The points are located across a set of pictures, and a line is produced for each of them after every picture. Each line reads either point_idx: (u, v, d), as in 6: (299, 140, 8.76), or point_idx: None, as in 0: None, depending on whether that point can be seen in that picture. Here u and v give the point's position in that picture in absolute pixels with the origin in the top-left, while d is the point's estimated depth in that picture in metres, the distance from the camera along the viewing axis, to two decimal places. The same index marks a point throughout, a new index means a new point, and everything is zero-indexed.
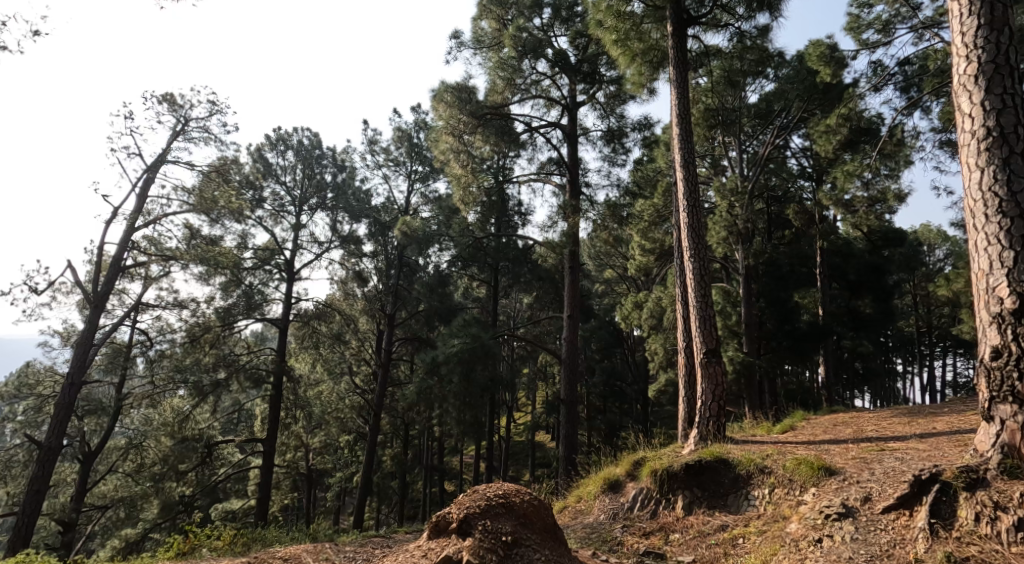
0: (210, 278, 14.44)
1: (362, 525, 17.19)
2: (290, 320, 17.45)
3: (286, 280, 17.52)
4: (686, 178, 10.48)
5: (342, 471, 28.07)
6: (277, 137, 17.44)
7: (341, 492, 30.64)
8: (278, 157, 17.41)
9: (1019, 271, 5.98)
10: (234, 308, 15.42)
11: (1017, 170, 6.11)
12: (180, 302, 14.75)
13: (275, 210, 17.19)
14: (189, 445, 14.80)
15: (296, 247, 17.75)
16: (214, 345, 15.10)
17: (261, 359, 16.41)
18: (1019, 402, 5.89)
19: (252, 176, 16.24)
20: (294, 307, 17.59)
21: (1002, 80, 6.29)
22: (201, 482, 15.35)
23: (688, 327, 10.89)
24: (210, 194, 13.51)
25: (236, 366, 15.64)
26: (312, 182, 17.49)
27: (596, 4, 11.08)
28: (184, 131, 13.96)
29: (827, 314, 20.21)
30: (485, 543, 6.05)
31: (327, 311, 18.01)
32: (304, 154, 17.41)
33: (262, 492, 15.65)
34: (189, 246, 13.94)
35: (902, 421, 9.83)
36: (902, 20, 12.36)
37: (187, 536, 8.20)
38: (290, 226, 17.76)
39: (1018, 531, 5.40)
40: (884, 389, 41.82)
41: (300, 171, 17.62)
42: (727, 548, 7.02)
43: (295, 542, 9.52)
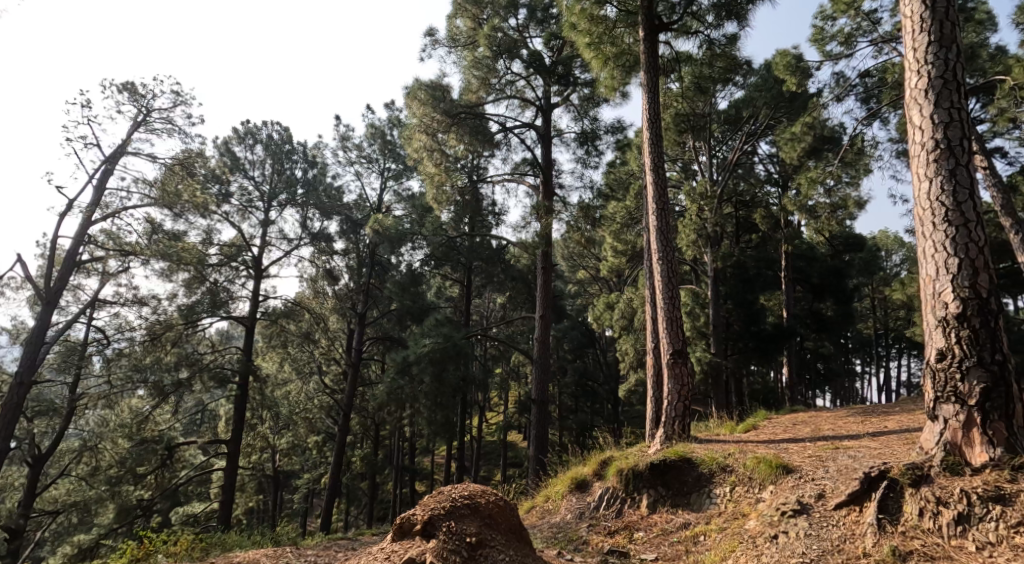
0: (173, 274, 14.21)
1: (329, 528, 16.98)
2: (258, 318, 17.21)
3: (253, 278, 17.30)
4: (655, 182, 10.70)
5: (309, 472, 27.78)
6: (245, 130, 17.22)
7: (309, 493, 30.30)
8: (246, 152, 17.19)
9: (963, 276, 6.27)
10: (198, 307, 15.21)
11: (962, 181, 6.42)
12: (140, 299, 14.49)
13: (242, 205, 16.98)
14: (148, 447, 14.71)
15: (264, 244, 17.52)
16: (175, 344, 14.83)
17: (226, 358, 16.14)
18: (961, 401, 6.16)
19: (219, 170, 16.03)
20: (262, 305, 17.37)
21: (950, 95, 6.59)
22: (161, 486, 14.99)
23: (656, 327, 11.08)
24: (173, 187, 13.33)
25: (199, 366, 15.40)
26: (281, 178, 17.34)
27: (570, 6, 11.17)
28: (147, 122, 13.71)
29: (791, 315, 20.73)
30: (449, 544, 6.11)
31: (296, 310, 17.70)
32: (273, 149, 17.23)
33: (226, 495, 15.42)
34: (150, 242, 13.72)
35: (857, 420, 10.13)
36: (863, 34, 12.77)
37: (142, 542, 8.03)
38: (258, 222, 17.52)
39: (958, 524, 5.69)
40: (844, 389, 43.11)
41: (269, 166, 17.44)
42: (689, 545, 7.24)
43: (255, 545, 9.47)
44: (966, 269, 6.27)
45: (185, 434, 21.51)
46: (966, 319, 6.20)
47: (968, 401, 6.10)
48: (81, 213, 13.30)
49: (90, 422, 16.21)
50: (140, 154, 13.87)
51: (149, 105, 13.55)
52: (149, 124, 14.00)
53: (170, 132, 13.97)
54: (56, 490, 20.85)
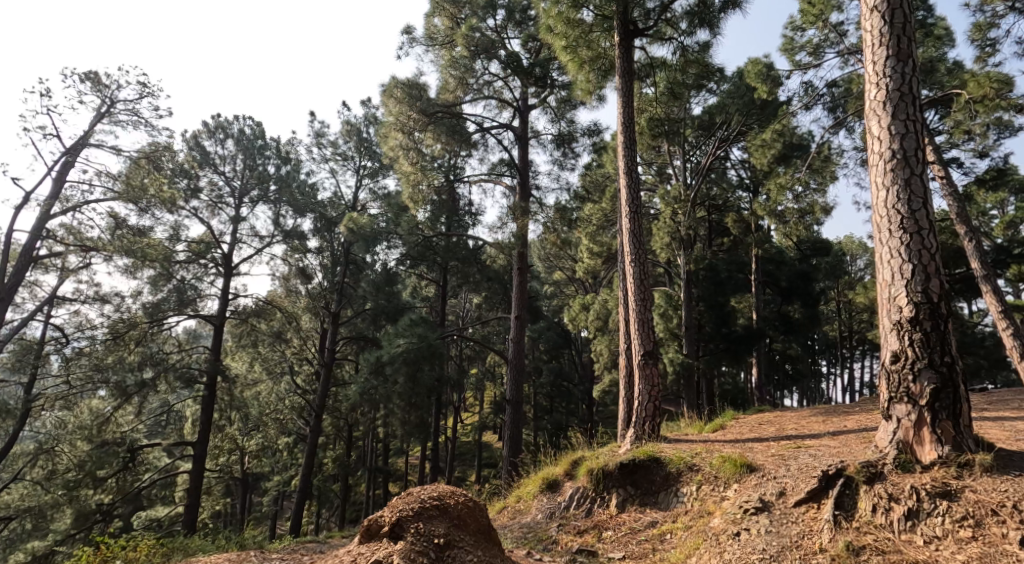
0: (137, 271, 14.00)
1: (299, 532, 16.83)
2: (227, 317, 17.05)
3: (223, 276, 17.11)
4: (628, 185, 10.90)
5: (280, 474, 27.39)
6: (216, 124, 17.04)
7: (278, 496, 30.01)
8: (217, 146, 17.02)
9: (916, 282, 6.53)
10: (163, 305, 15.10)
11: (916, 190, 6.69)
12: (103, 296, 14.28)
13: (212, 201, 16.79)
14: (110, 449, 14.06)
15: (235, 241, 17.32)
16: (139, 343, 14.74)
17: (193, 358, 15.91)
18: (912, 401, 6.41)
19: (188, 165, 15.84)
20: (231, 303, 17.20)
21: (906, 107, 6.85)
22: (123, 490, 14.78)
23: (628, 329, 11.26)
24: (138, 181, 13.14)
25: (165, 366, 15.04)
26: (254, 173, 17.20)
27: (547, 9, 11.27)
28: (110, 114, 13.51)
29: (760, 318, 21.17)
30: (416, 545, 6.19)
31: (267, 308, 17.49)
32: (245, 144, 17.08)
33: (191, 499, 15.21)
34: (113, 238, 13.48)
35: (820, 420, 10.41)
36: (830, 45, 13.13)
37: (98, 549, 7.91)
38: (228, 219, 17.34)
39: (908, 520, 5.93)
40: (809, 390, 44.15)
41: (241, 161, 17.28)
42: (655, 544, 7.42)
43: (218, 550, 9.44)
44: (919, 275, 6.53)
45: (147, 436, 21.11)
46: (919, 322, 6.45)
47: (920, 401, 6.35)
48: (39, 206, 13.08)
49: (49, 424, 15.78)
50: (104, 146, 13.98)
51: (112, 95, 13.37)
52: (113, 115, 13.78)
53: (135, 124, 13.73)
54: (12, 494, 20.26)
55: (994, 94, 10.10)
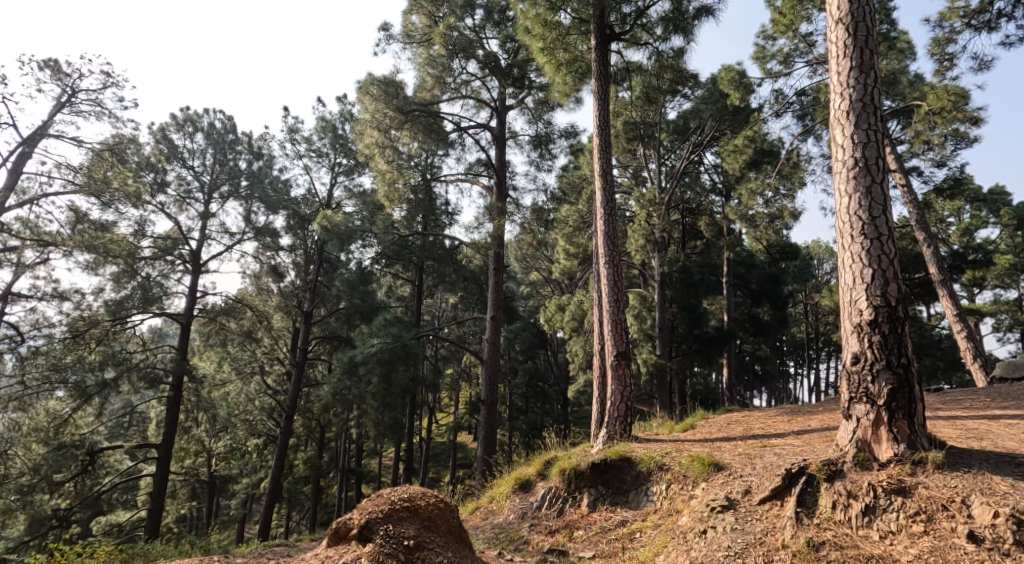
0: (99, 267, 13.78)
1: (268, 536, 16.66)
2: (195, 315, 16.84)
3: (191, 273, 16.89)
4: (603, 187, 11.04)
5: (248, 477, 26.98)
6: (185, 117, 16.83)
7: (247, 499, 29.64)
8: (186, 139, 16.80)
9: (876, 286, 6.76)
10: (127, 303, 14.91)
11: (877, 198, 6.92)
12: (62, 294, 13.98)
13: (180, 195, 16.58)
14: (68, 452, 14.02)
15: (204, 238, 17.08)
16: (101, 342, 14.39)
17: (158, 357, 15.85)
18: (871, 401, 6.63)
19: (154, 158, 15.60)
20: (199, 302, 16.98)
21: (867, 117, 7.08)
22: (80, 494, 14.27)
23: (602, 330, 11.39)
24: (101, 174, 12.87)
25: (128, 365, 15.04)
26: (224, 169, 17.03)
27: (525, 10, 11.36)
28: (72, 103, 13.20)
29: (731, 320, 21.56)
30: (385, 548, 6.24)
31: (236, 307, 17.34)
32: (215, 138, 16.89)
33: (154, 503, 14.97)
34: (74, 232, 13.25)
35: (786, 419, 10.68)
36: (800, 55, 13.46)
37: (56, 554, 7.83)
38: (197, 215, 17.09)
39: (866, 515, 6.14)
40: (778, 390, 45.08)
41: (211, 156, 17.08)
42: (625, 542, 7.53)
43: (182, 556, 9.40)
44: (878, 279, 6.76)
45: (110, 438, 20.72)
46: (878, 325, 6.68)
47: (878, 401, 6.58)
48: None
49: None
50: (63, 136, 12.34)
51: (73, 85, 13.10)
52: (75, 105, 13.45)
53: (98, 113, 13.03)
54: None
55: (951, 106, 10.52)
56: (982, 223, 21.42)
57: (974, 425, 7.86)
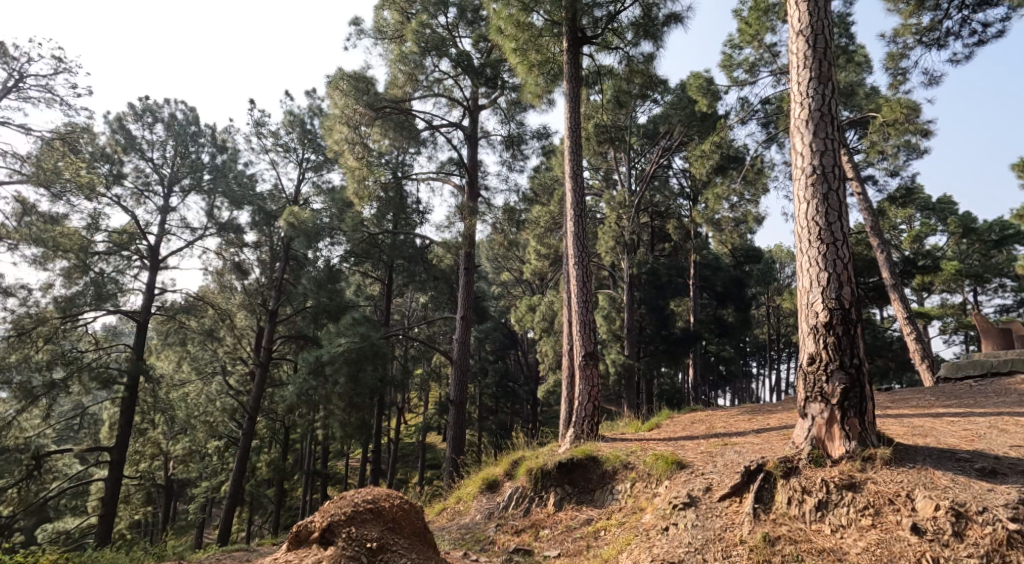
0: (47, 262, 13.49)
1: (228, 540, 16.41)
2: (153, 313, 16.55)
3: (148, 269, 16.61)
4: (573, 188, 11.20)
5: (208, 479, 26.45)
6: (144, 107, 16.52)
7: (207, 502, 29.07)
8: (144, 130, 16.49)
9: (831, 290, 7.01)
10: (78, 299, 14.61)
11: (833, 204, 7.18)
12: (8, 290, 13.62)
13: (137, 187, 16.28)
14: (10, 456, 13.61)
15: (163, 232, 16.80)
16: (49, 340, 13.99)
17: (113, 356, 15.72)
18: (826, 400, 6.89)
19: (111, 149, 15.29)
20: (157, 299, 16.71)
21: (825, 126, 7.35)
22: (24, 501, 13.66)
23: (571, 330, 11.54)
24: (51, 164, 12.52)
25: (79, 365, 14.68)
26: (185, 162, 16.79)
27: (497, 10, 11.44)
28: (19, 89, 12.86)
29: (697, 321, 21.95)
30: (347, 551, 6.28)
31: (197, 305, 17.16)
32: (176, 130, 16.61)
33: (106, 508, 14.58)
34: (20, 225, 12.31)
35: (747, 417, 10.97)
36: (765, 64, 13.81)
37: None
38: (156, 209, 16.80)
39: (819, 511, 6.39)
40: (739, 389, 46.10)
41: (172, 148, 16.81)
42: (590, 540, 7.68)
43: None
44: (833, 283, 7.02)
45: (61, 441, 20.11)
46: (833, 327, 6.93)
47: (832, 400, 6.84)
48: None
49: None
50: (9, 123, 11.57)
51: (20, 69, 12.68)
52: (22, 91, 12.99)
53: (48, 100, 12.45)
54: None
55: (903, 119, 10.95)
56: (931, 231, 22.27)
57: (919, 422, 8.22)
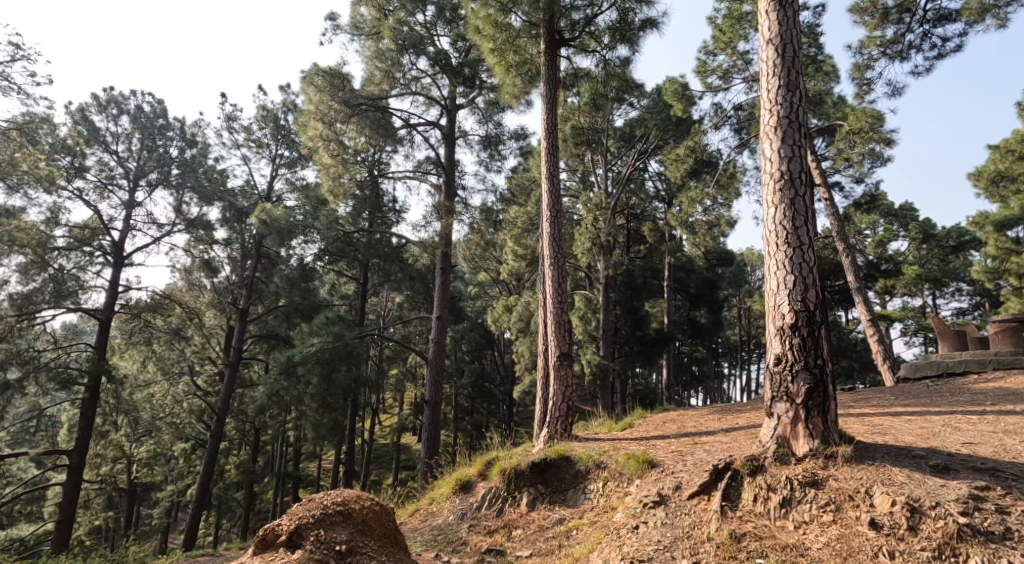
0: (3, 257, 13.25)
1: (193, 545, 16.13)
2: (116, 311, 16.29)
3: (112, 266, 16.33)
4: (549, 189, 11.30)
5: (174, 483, 26.00)
6: (109, 99, 16.24)
7: (173, 506, 28.56)
8: (109, 122, 16.20)
9: (797, 292, 7.19)
10: (36, 296, 14.20)
11: (799, 209, 7.37)
12: None
13: (101, 180, 16.01)
14: None
15: (127, 228, 16.54)
16: (4, 339, 13.70)
17: (73, 355, 15.51)
18: (791, 400, 7.06)
19: (72, 140, 14.97)
20: (121, 297, 16.44)
21: (792, 133, 7.53)
22: None
23: (546, 331, 11.62)
24: (8, 156, 12.22)
25: (37, 365, 14.36)
26: (152, 155, 16.54)
27: (475, 10, 11.50)
28: None
29: (670, 322, 22.26)
30: (316, 554, 6.27)
31: (164, 303, 17.01)
32: (142, 122, 16.36)
33: (64, 513, 14.31)
34: None
35: (717, 417, 11.18)
36: (738, 71, 14.07)
37: None
38: (120, 203, 16.53)
39: (783, 507, 6.56)
40: (710, 389, 46.78)
41: (138, 141, 16.55)
42: (562, 539, 7.76)
43: None
44: (799, 286, 7.20)
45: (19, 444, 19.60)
46: (798, 329, 7.11)
47: (796, 400, 7.02)
48: None
49: None
50: None
51: None
52: None
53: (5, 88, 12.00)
54: None
55: (868, 128, 11.28)
56: (894, 236, 22.90)
57: (880, 421, 8.48)
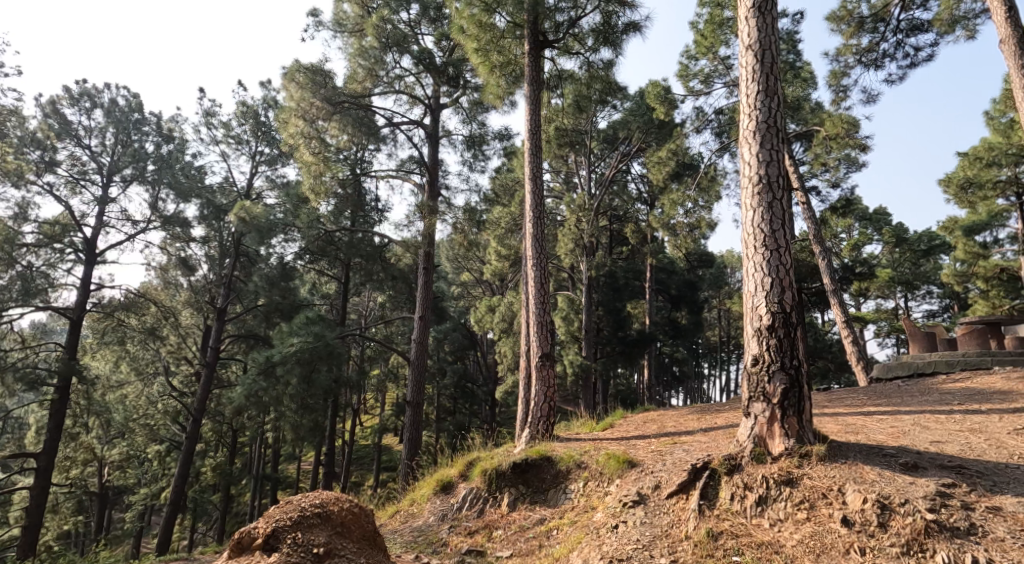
0: None
1: (167, 548, 15.93)
2: (88, 310, 16.06)
3: (83, 263, 16.12)
4: (532, 190, 11.38)
5: (148, 486, 25.62)
6: (82, 92, 16.03)
7: (147, 510, 28.15)
8: (81, 115, 15.98)
9: (774, 294, 7.31)
10: (3, 295, 13.95)
11: (776, 212, 7.50)
12: None
13: (73, 176, 15.81)
14: None
15: (100, 225, 16.35)
16: None
17: (43, 355, 15.25)
18: (768, 400, 7.19)
19: (43, 134, 14.77)
20: (93, 296, 16.25)
21: (771, 137, 7.66)
22: None
23: (529, 331, 11.67)
24: None
25: (6, 365, 14.12)
26: (127, 150, 16.34)
27: (459, 10, 11.55)
28: None
29: (651, 323, 22.44)
30: (293, 556, 6.25)
31: (138, 302, 16.78)
32: (117, 116, 16.16)
33: (31, 518, 14.09)
34: None
35: (696, 417, 11.32)
36: (719, 76, 14.24)
37: None
38: (93, 199, 16.33)
39: (759, 505, 6.68)
40: (691, 389, 47.17)
41: (113, 136, 16.35)
42: (542, 540, 7.82)
43: None
44: (776, 288, 7.33)
45: None
46: (775, 330, 7.23)
47: (773, 400, 7.15)
48: None
49: None
50: None
51: None
52: None
53: None
54: None
55: (844, 133, 11.52)
56: (869, 239, 23.30)
57: (854, 420, 8.65)
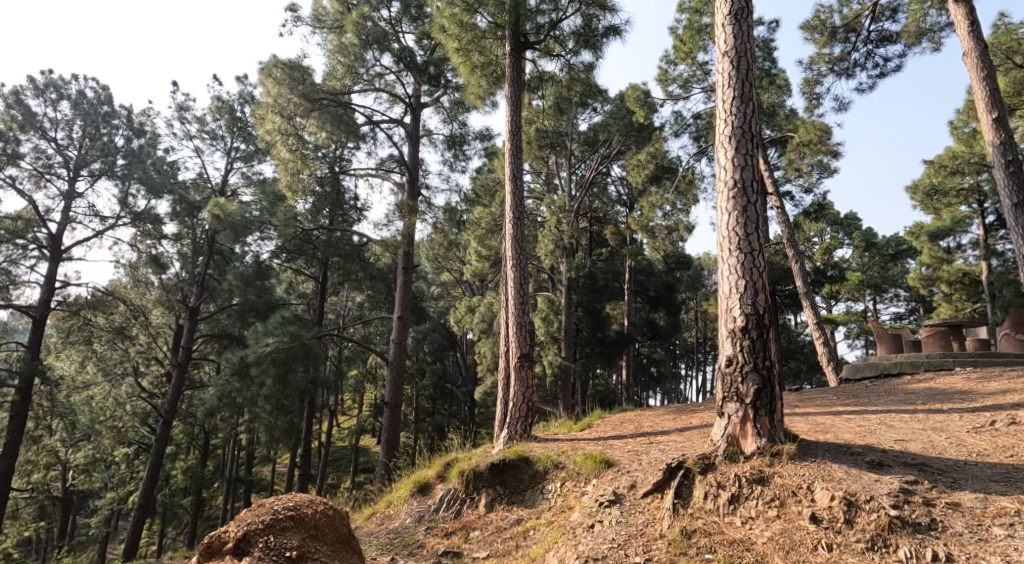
0: None
1: (135, 553, 15.64)
2: (52, 308, 15.76)
3: (48, 260, 15.85)
4: (512, 191, 11.44)
5: (114, 490, 25.08)
6: (48, 82, 15.75)
7: (113, 514, 27.57)
8: (47, 106, 15.71)
9: (748, 297, 7.45)
10: None
11: (750, 216, 7.64)
12: None
13: (38, 169, 15.53)
14: None
15: (66, 221, 16.10)
16: None
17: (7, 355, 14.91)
18: (741, 400, 7.34)
19: (4, 126, 14.49)
20: (58, 294, 15.97)
21: (746, 142, 7.80)
22: None
23: (508, 331, 11.72)
24: None
25: None
26: (95, 144, 16.09)
27: (440, 9, 11.57)
28: None
29: (630, 324, 22.62)
30: (264, 560, 6.25)
31: (106, 300, 16.51)
32: (84, 109, 15.92)
33: None
34: None
35: (672, 417, 11.47)
36: (697, 81, 14.44)
37: None
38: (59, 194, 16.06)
39: (731, 503, 6.81)
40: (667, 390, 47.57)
41: (81, 129, 16.09)
42: (519, 540, 7.88)
43: None
44: (750, 290, 7.47)
45: None
46: (749, 331, 7.37)
47: (746, 400, 7.29)
48: None
49: None
50: None
51: None
52: None
53: None
54: None
55: (817, 140, 11.78)
56: (840, 243, 23.78)
57: (825, 420, 8.84)
